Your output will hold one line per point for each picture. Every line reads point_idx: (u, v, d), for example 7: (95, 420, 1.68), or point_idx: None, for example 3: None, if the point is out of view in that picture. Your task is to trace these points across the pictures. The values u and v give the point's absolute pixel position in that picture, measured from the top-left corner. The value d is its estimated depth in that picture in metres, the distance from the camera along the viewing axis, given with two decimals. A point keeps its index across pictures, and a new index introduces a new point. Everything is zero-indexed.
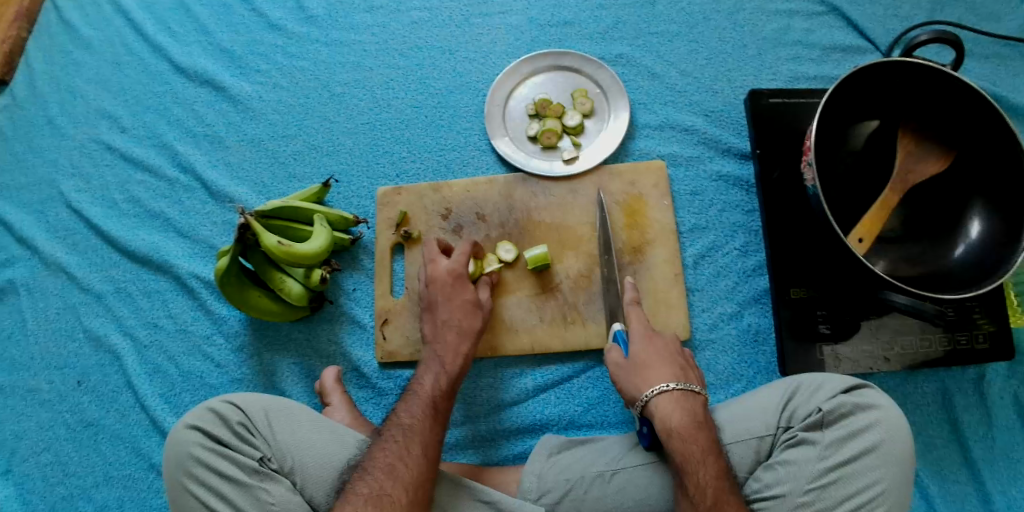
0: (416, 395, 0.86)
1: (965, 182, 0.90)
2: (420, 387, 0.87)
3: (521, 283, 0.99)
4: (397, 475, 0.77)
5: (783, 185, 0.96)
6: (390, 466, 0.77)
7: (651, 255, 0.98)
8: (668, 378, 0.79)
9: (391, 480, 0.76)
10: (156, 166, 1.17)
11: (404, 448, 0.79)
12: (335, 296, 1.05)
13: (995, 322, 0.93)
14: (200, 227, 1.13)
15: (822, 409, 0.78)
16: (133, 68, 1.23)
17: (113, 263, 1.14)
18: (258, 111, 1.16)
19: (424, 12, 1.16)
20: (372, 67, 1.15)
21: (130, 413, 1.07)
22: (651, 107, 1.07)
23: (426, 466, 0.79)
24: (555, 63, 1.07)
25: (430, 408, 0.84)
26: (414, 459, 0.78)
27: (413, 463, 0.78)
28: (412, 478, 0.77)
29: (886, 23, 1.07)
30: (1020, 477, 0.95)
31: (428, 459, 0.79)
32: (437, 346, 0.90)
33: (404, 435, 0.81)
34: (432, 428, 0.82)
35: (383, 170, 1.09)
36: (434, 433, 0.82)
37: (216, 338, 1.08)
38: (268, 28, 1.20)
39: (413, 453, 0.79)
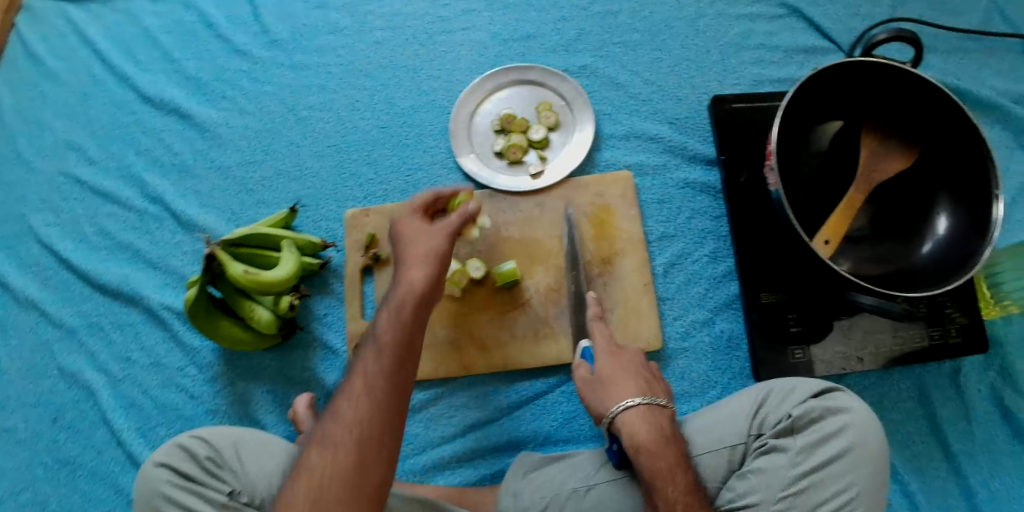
0: (378, 324, 0.78)
1: (930, 177, 0.90)
2: (385, 314, 0.79)
3: (492, 300, 0.98)
4: (354, 415, 0.71)
5: (750, 189, 0.96)
6: (347, 404, 0.72)
7: (620, 265, 0.97)
8: (634, 393, 0.80)
9: (348, 421, 0.71)
10: (125, 198, 1.16)
11: (362, 384, 0.73)
12: (306, 321, 1.05)
13: (968, 315, 0.92)
14: (171, 257, 1.13)
15: (792, 415, 0.78)
16: (100, 99, 1.23)
17: (86, 297, 1.13)
18: (225, 138, 1.16)
19: (387, 31, 1.16)
20: (337, 89, 1.15)
21: (108, 448, 1.06)
22: (616, 117, 1.07)
23: (386, 401, 0.72)
24: (518, 78, 1.07)
25: (392, 335, 0.76)
26: (370, 393, 0.72)
27: (370, 396, 0.72)
28: (370, 415, 0.71)
29: (847, 23, 1.08)
30: (1001, 470, 0.94)
31: (386, 393, 0.72)
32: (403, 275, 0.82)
33: (363, 370, 0.74)
34: (391, 356, 0.74)
35: (350, 192, 1.08)
36: (394, 361, 0.74)
37: (191, 369, 1.08)
38: (233, 54, 1.20)
39: (372, 388, 0.72)
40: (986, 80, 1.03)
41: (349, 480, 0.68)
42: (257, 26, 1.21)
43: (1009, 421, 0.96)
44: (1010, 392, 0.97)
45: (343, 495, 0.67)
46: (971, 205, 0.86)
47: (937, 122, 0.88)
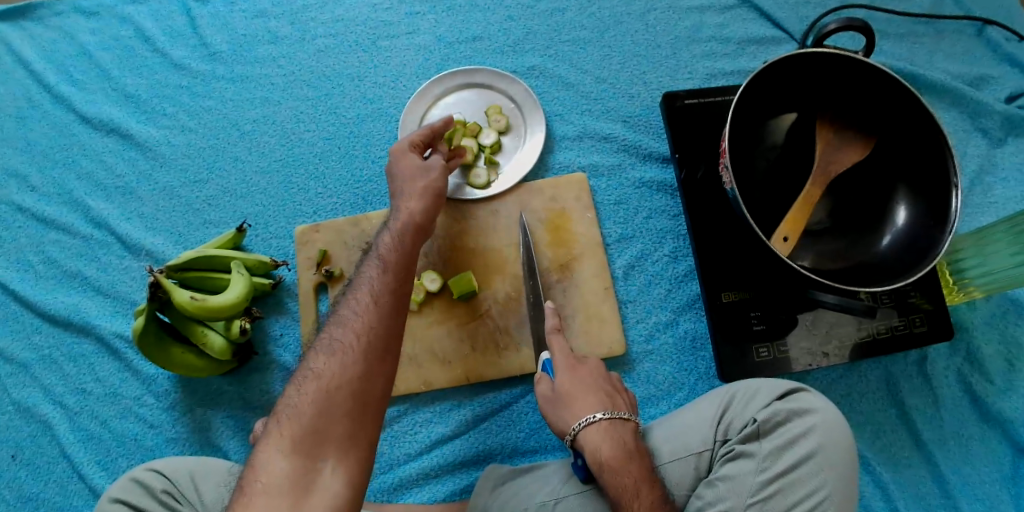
0: (366, 269, 0.76)
1: (888, 167, 0.89)
2: (372, 259, 0.77)
3: (449, 313, 0.95)
4: (343, 351, 0.67)
5: (707, 186, 0.94)
6: (334, 343, 0.68)
7: (579, 270, 0.95)
8: (596, 408, 0.80)
9: (337, 356, 0.67)
10: (69, 224, 1.12)
11: (350, 323, 0.70)
12: (261, 344, 1.01)
13: (932, 302, 0.92)
14: (120, 283, 1.09)
15: (757, 419, 0.76)
16: (37, 122, 1.18)
17: (34, 329, 1.09)
18: (168, 157, 1.12)
19: (329, 38, 1.12)
20: (282, 101, 1.11)
21: (67, 484, 1.02)
22: (568, 117, 1.04)
23: (376, 337, 0.68)
24: (467, 82, 1.04)
25: (382, 277, 0.74)
26: (358, 330, 0.69)
27: (360, 330, 0.69)
28: (360, 351, 0.67)
29: (797, 10, 1.06)
30: (972, 454, 0.94)
31: (378, 330, 0.69)
32: (391, 224, 0.81)
33: (352, 308, 0.71)
34: (382, 295, 0.72)
35: (300, 208, 1.05)
36: (386, 302, 0.71)
37: (147, 398, 1.04)
38: (172, 68, 1.16)
39: (362, 324, 0.69)
40: (938, 63, 1.02)
41: (339, 416, 0.64)
42: (195, 38, 1.16)
43: (977, 406, 0.95)
44: (977, 377, 0.96)
45: (329, 433, 0.63)
46: (928, 195, 0.85)
47: (891, 112, 0.87)
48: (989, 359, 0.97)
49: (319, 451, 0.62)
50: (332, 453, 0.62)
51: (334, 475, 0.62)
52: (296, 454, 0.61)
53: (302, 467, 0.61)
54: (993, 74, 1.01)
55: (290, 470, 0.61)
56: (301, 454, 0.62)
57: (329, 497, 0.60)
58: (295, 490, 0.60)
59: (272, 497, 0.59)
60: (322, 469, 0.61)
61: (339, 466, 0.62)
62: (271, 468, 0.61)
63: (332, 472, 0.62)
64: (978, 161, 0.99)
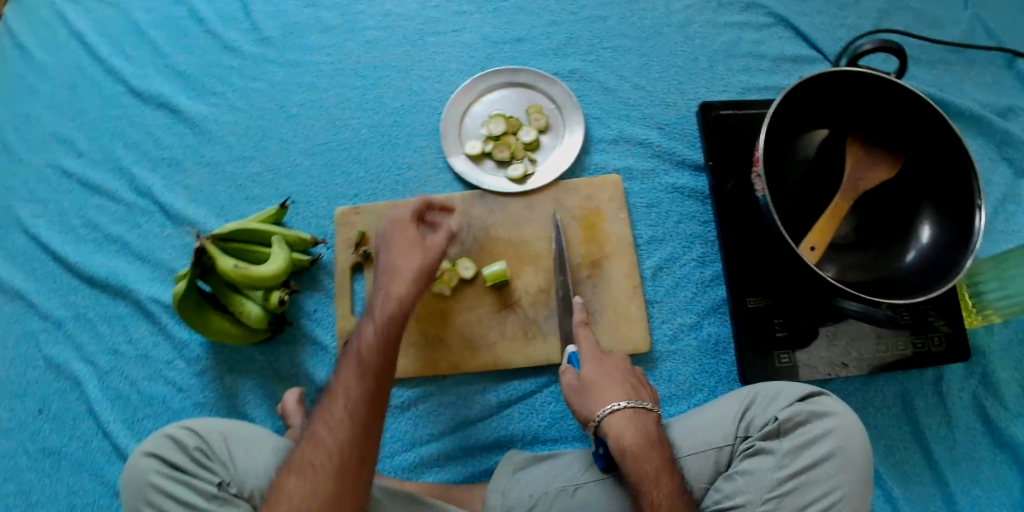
0: (347, 355, 0.81)
1: (914, 187, 0.92)
2: (354, 344, 0.81)
3: (481, 300, 0.99)
4: (319, 441, 0.75)
5: (737, 195, 0.97)
6: (315, 431, 0.76)
7: (609, 268, 0.98)
8: (621, 397, 0.81)
9: (320, 455, 0.74)
10: (113, 190, 1.15)
11: (327, 415, 0.76)
12: (295, 317, 1.05)
13: (951, 323, 0.94)
14: (159, 251, 1.12)
15: (779, 418, 0.78)
16: (91, 92, 1.22)
17: (72, 289, 1.12)
18: (214, 133, 1.16)
19: (378, 31, 1.16)
20: (328, 87, 1.15)
21: (92, 440, 1.05)
22: (606, 121, 1.07)
23: (354, 428, 0.75)
24: (510, 80, 1.08)
25: (359, 368, 0.79)
26: (334, 425, 0.75)
27: (342, 431, 0.75)
28: (334, 447, 0.74)
29: (833, 33, 1.09)
30: (982, 475, 0.96)
31: (354, 422, 0.75)
32: (375, 303, 0.85)
33: (337, 404, 0.77)
34: (364, 385, 0.77)
35: (340, 190, 1.08)
36: (365, 394, 0.77)
37: (178, 362, 1.07)
38: (224, 50, 1.20)
39: (338, 418, 0.76)
40: (968, 92, 1.06)
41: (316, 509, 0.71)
42: (248, 22, 1.21)
43: (990, 428, 0.97)
44: (991, 400, 0.98)
45: None
46: (952, 215, 0.88)
47: (920, 132, 0.90)
48: (1005, 383, 0.99)
49: None
50: None
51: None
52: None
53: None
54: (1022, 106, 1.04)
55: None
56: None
57: None
58: None
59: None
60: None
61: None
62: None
63: None
64: (1002, 190, 1.02)
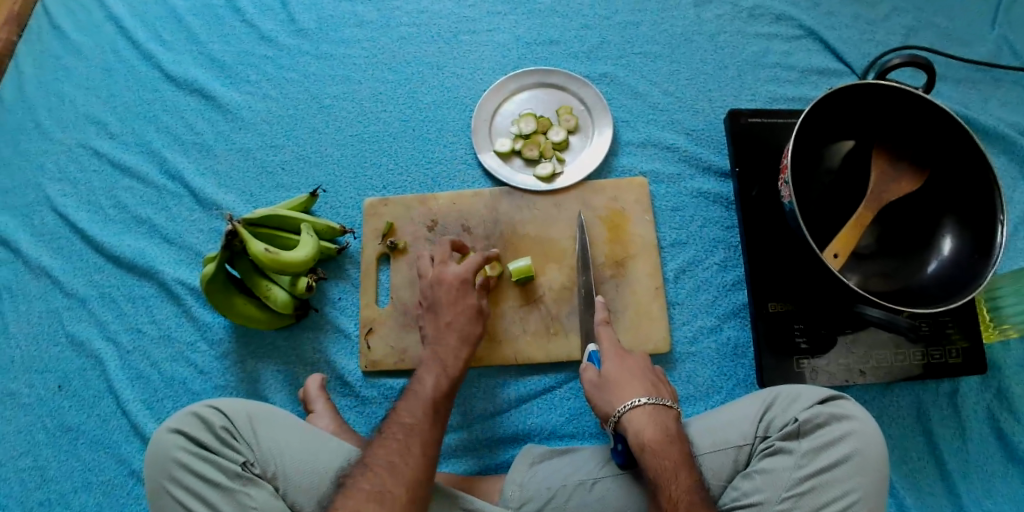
0: (409, 397, 0.84)
1: (938, 200, 0.93)
2: (415, 389, 0.85)
3: (505, 295, 1.00)
4: (395, 472, 0.76)
5: (761, 202, 0.99)
6: (389, 460, 0.77)
7: (633, 268, 1.00)
8: (640, 393, 0.81)
9: (393, 475, 0.76)
10: (143, 172, 1.17)
11: (400, 448, 0.78)
12: (320, 304, 1.06)
13: (968, 337, 0.95)
14: (186, 234, 1.14)
15: (799, 419, 0.80)
16: (125, 76, 1.24)
17: (98, 268, 1.14)
18: (247, 121, 1.18)
19: (413, 27, 1.19)
20: (361, 80, 1.17)
21: (110, 418, 1.06)
22: (634, 124, 1.09)
23: (426, 463, 0.78)
24: (541, 81, 1.10)
25: (428, 410, 0.83)
26: (409, 458, 0.78)
27: (417, 456, 0.78)
28: (411, 478, 0.76)
29: (861, 48, 1.11)
30: (993, 489, 0.97)
31: (427, 458, 0.79)
32: (430, 354, 0.89)
33: (407, 430, 0.80)
34: (432, 421, 0.82)
35: (370, 181, 1.10)
36: (435, 428, 0.81)
37: (200, 344, 1.08)
38: (260, 40, 1.22)
39: (413, 451, 0.78)
40: (992, 111, 1.07)
41: None
42: (284, 14, 1.23)
43: (1003, 443, 0.98)
44: (1006, 415, 0.99)
45: None
46: (975, 228, 0.89)
47: (944, 146, 0.91)
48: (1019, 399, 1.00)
49: None
50: None
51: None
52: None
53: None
54: None
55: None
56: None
57: None
58: None
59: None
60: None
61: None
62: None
63: None
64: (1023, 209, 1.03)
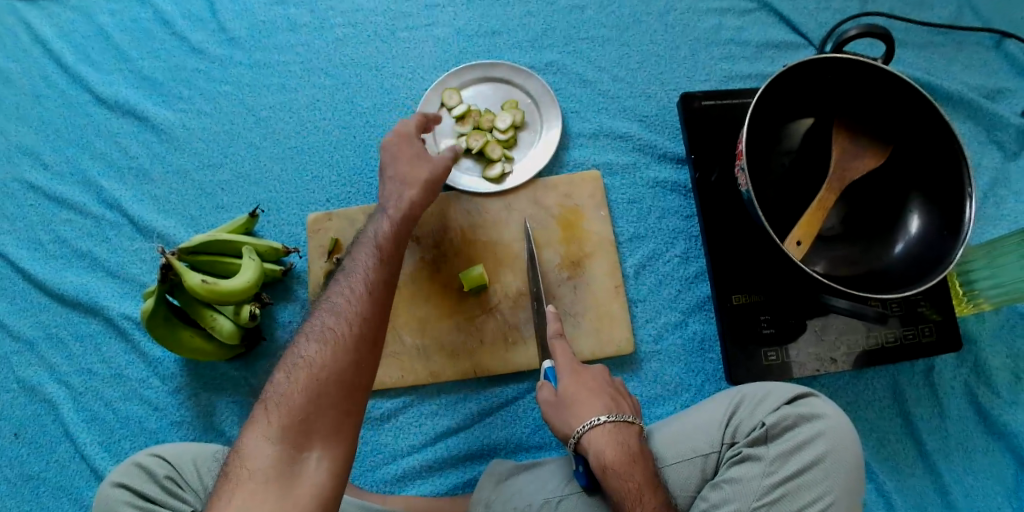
0: (334, 302, 0.74)
1: (902, 176, 0.88)
2: (342, 289, 0.75)
3: (459, 306, 0.96)
4: (317, 382, 0.68)
5: (720, 187, 0.95)
6: (310, 369, 0.69)
7: (590, 268, 0.96)
8: (600, 410, 0.75)
9: (327, 346, 0.70)
10: (80, 204, 1.11)
11: (324, 354, 0.70)
12: (270, 330, 1.02)
13: (941, 312, 0.91)
14: (129, 265, 1.08)
15: (765, 423, 0.76)
16: (52, 100, 1.16)
17: (42, 307, 1.08)
18: (181, 141, 1.12)
19: (348, 27, 1.13)
20: (297, 88, 1.11)
21: (70, 463, 1.02)
22: (585, 115, 1.04)
23: (352, 374, 0.70)
24: (484, 75, 1.04)
25: (354, 317, 0.73)
26: (332, 366, 0.69)
27: (351, 319, 0.73)
28: (335, 386, 0.69)
29: (818, 17, 1.07)
30: (974, 466, 0.94)
31: (357, 368, 0.70)
32: (362, 249, 0.80)
33: (342, 297, 0.74)
34: (378, 265, 0.78)
35: (311, 195, 1.06)
36: (379, 274, 0.77)
37: (152, 380, 1.04)
38: (190, 53, 1.15)
39: (338, 361, 0.70)
40: (956, 74, 1.07)
41: (326, 405, 0.67)
42: (213, 23, 1.16)
43: (982, 418, 0.96)
44: (983, 389, 0.97)
45: (316, 424, 0.67)
46: (941, 204, 0.84)
47: (907, 119, 0.86)
48: (997, 371, 0.97)
49: (305, 443, 0.65)
50: (318, 442, 0.66)
51: (320, 465, 0.65)
52: (283, 448, 0.65)
53: (286, 457, 0.64)
54: (1010, 88, 1.06)
55: (275, 462, 0.64)
56: (287, 448, 0.65)
57: (313, 485, 0.64)
58: (281, 476, 0.63)
59: (259, 486, 0.62)
60: (307, 459, 0.65)
61: (325, 456, 0.66)
62: (258, 458, 0.64)
63: (317, 459, 0.65)
64: (992, 174, 1.03)
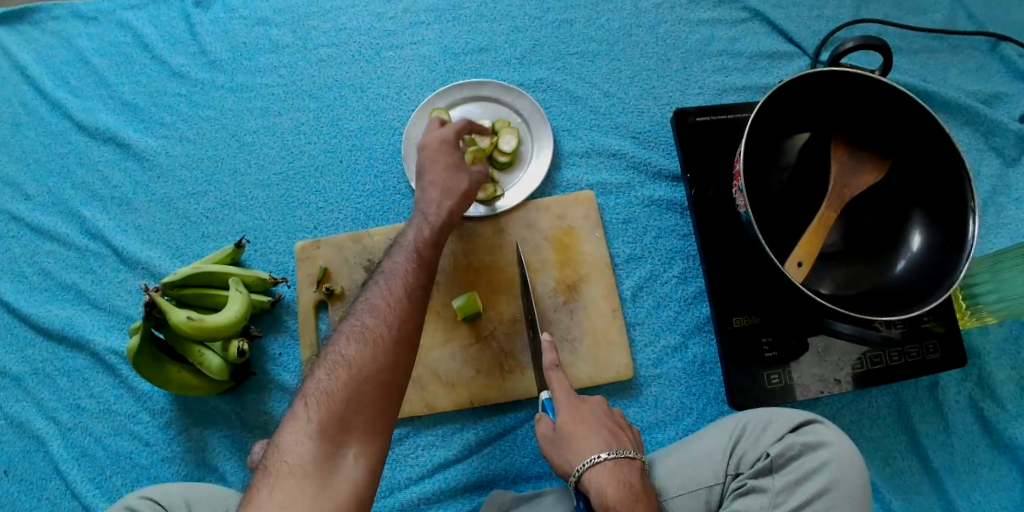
0: (372, 301, 0.74)
1: (903, 190, 0.85)
2: (380, 291, 0.75)
3: (453, 334, 0.93)
4: (358, 380, 0.68)
5: (717, 204, 0.92)
6: (351, 368, 0.68)
7: (586, 291, 0.94)
8: (600, 447, 0.73)
9: (369, 344, 0.69)
10: (63, 234, 1.07)
11: (365, 353, 0.69)
12: (260, 363, 1.00)
13: (945, 325, 0.89)
14: (115, 297, 1.05)
15: (770, 454, 0.74)
16: (30, 127, 1.11)
17: (27, 342, 1.04)
18: (164, 168, 1.09)
19: (331, 47, 1.10)
20: (281, 111, 1.09)
21: (61, 502, 0.99)
22: (576, 133, 1.02)
23: (390, 374, 0.69)
24: (473, 94, 1.01)
25: (393, 319, 0.72)
26: (373, 364, 0.68)
27: (391, 318, 0.72)
28: (374, 385, 0.68)
29: (810, 26, 1.06)
30: (982, 481, 0.92)
31: (395, 368, 0.69)
32: (394, 258, 0.79)
33: (381, 297, 0.74)
34: (413, 269, 0.77)
35: (299, 222, 1.04)
36: (416, 279, 0.76)
37: (142, 415, 1.01)
38: (171, 76, 1.11)
39: (378, 360, 0.69)
40: (952, 80, 1.04)
41: (366, 402, 0.67)
42: (194, 45, 1.12)
43: (988, 431, 0.94)
44: (988, 402, 0.95)
45: (354, 421, 0.66)
46: (944, 220, 0.82)
47: (908, 132, 0.84)
48: (1002, 383, 0.95)
49: (343, 439, 0.65)
50: (355, 438, 0.66)
51: (357, 461, 0.65)
52: (322, 444, 0.64)
53: (325, 453, 0.64)
54: (1008, 92, 1.03)
55: (315, 457, 0.63)
56: (326, 444, 0.64)
57: (349, 481, 0.64)
58: (319, 471, 0.63)
59: (298, 481, 0.62)
60: (345, 456, 0.65)
61: (361, 454, 0.65)
62: (299, 453, 0.64)
63: (355, 455, 0.65)
64: (992, 181, 1.01)
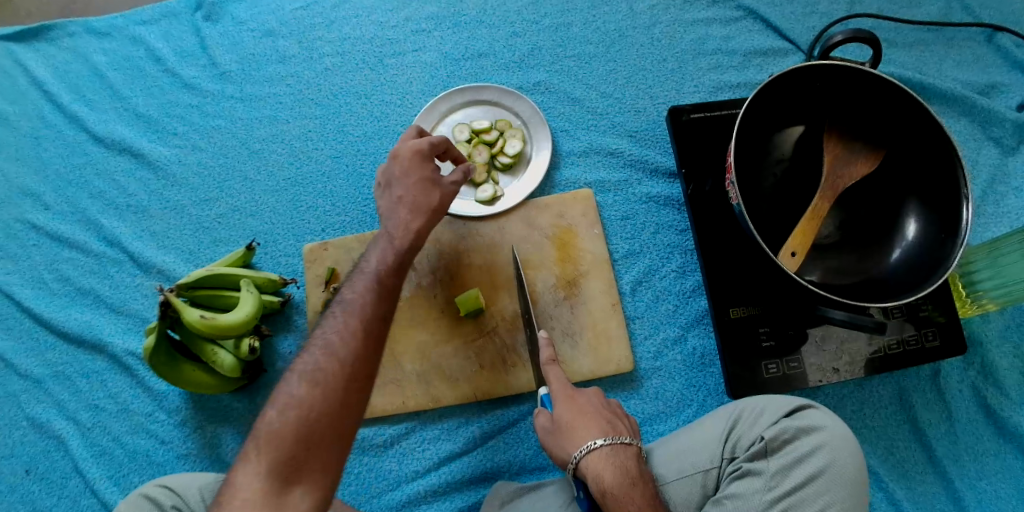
0: (326, 336, 0.74)
1: (897, 179, 0.87)
2: (336, 324, 0.75)
3: (456, 330, 0.96)
4: (308, 422, 0.69)
5: (714, 199, 0.94)
6: (300, 408, 0.70)
7: (585, 286, 0.96)
8: (595, 434, 0.75)
9: (317, 385, 0.71)
10: (82, 242, 1.11)
11: (315, 393, 0.71)
12: (270, 362, 1.03)
13: (946, 315, 0.90)
14: (132, 300, 1.09)
15: (765, 437, 0.74)
16: (49, 140, 1.16)
17: (48, 345, 1.08)
18: (179, 176, 1.13)
19: (337, 57, 1.14)
20: (289, 119, 1.13)
21: (80, 499, 1.02)
22: (575, 133, 1.05)
23: (341, 414, 0.71)
24: (473, 99, 1.04)
25: (348, 354, 0.73)
26: (321, 407, 0.70)
27: (341, 358, 0.73)
28: (325, 426, 0.70)
29: (804, 21, 1.08)
30: (987, 470, 0.92)
31: (345, 406, 0.71)
32: (359, 283, 0.79)
33: (335, 334, 0.74)
34: (372, 302, 0.77)
35: (307, 226, 1.08)
36: (371, 313, 0.76)
37: (158, 414, 1.04)
38: (183, 89, 1.16)
39: (328, 399, 0.71)
40: (949, 71, 1.06)
41: (314, 443, 0.69)
42: (205, 58, 1.17)
43: (991, 419, 0.94)
44: (991, 390, 0.95)
45: (303, 461, 0.68)
46: (938, 207, 0.83)
47: (899, 122, 0.85)
48: (1006, 371, 0.95)
49: (292, 479, 0.67)
50: (306, 477, 0.68)
51: (305, 498, 0.67)
52: (270, 483, 0.67)
53: (274, 492, 0.67)
54: (1005, 82, 1.04)
55: (263, 496, 0.66)
56: (276, 483, 0.67)
57: None
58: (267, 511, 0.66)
59: None
60: (293, 494, 0.67)
61: (310, 492, 0.68)
62: (247, 489, 0.66)
63: (303, 493, 0.68)
64: (992, 171, 1.01)
